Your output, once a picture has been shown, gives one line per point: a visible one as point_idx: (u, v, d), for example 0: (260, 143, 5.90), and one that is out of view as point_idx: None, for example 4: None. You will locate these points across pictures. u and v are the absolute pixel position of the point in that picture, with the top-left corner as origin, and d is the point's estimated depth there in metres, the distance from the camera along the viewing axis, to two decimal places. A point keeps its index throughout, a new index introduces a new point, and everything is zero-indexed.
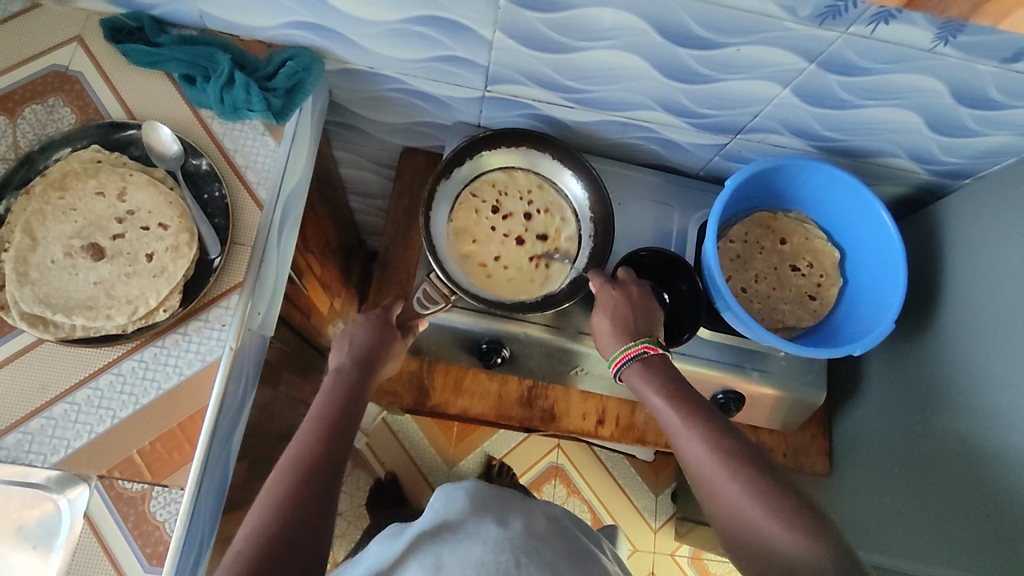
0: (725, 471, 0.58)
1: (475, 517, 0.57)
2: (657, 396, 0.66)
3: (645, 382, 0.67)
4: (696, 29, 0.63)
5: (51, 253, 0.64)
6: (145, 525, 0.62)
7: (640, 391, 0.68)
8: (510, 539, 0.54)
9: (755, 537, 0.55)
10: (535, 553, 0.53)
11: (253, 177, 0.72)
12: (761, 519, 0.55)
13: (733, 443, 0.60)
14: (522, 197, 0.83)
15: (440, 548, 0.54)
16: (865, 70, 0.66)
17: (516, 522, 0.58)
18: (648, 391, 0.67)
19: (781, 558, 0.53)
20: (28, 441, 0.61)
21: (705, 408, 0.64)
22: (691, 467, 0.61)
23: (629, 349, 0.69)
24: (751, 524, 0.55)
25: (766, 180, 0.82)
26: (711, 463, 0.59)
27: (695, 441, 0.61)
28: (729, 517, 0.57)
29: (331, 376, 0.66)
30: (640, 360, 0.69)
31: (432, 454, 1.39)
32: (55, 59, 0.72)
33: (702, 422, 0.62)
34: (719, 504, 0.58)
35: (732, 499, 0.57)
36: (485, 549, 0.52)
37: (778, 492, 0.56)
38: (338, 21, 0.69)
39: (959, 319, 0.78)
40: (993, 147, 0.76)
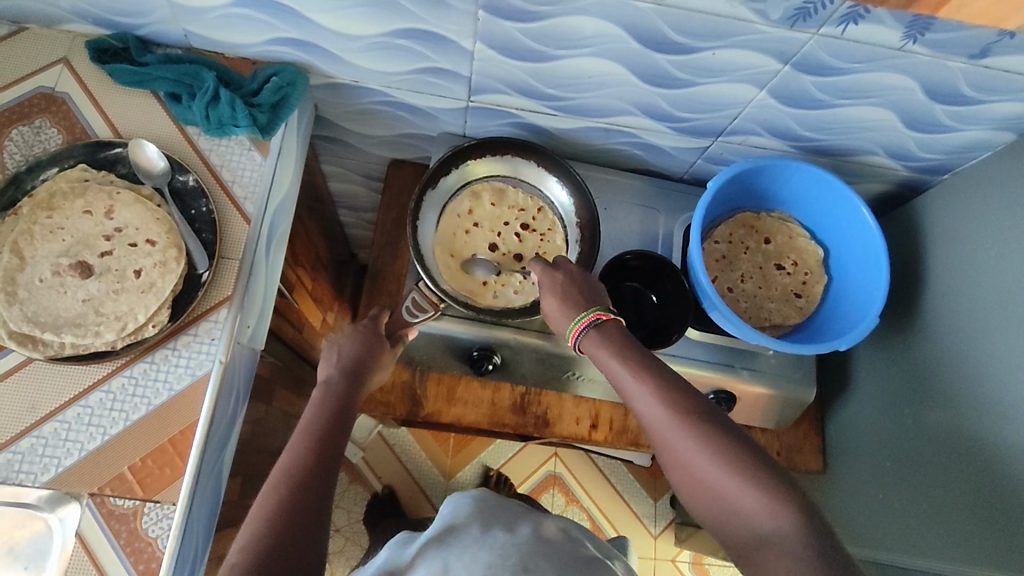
0: (687, 437, 0.57)
1: (481, 522, 0.57)
2: (615, 363, 0.64)
3: (603, 352, 0.65)
4: (672, 34, 0.64)
5: (39, 272, 0.64)
6: (137, 542, 0.62)
7: (599, 357, 0.66)
8: (517, 544, 0.54)
9: (721, 501, 0.56)
10: (541, 557, 0.53)
11: (240, 192, 0.73)
12: (724, 484, 0.55)
13: (693, 409, 0.59)
14: (532, 256, 0.84)
15: (446, 554, 0.54)
16: (839, 70, 0.67)
17: (524, 526, 0.57)
18: (606, 357, 0.64)
19: (750, 523, 0.53)
20: (18, 461, 0.61)
21: (662, 373, 0.62)
22: (654, 433, 0.60)
23: (583, 321, 0.67)
24: (715, 488, 0.56)
25: (748, 181, 0.83)
26: (673, 429, 0.58)
27: (656, 405, 0.60)
28: (693, 482, 0.57)
29: (320, 388, 0.66)
30: (595, 328, 0.67)
31: (430, 466, 1.39)
32: (42, 81, 0.73)
33: (662, 386, 0.61)
34: (682, 468, 0.58)
35: (695, 465, 0.57)
36: (490, 554, 0.52)
37: (740, 453, 0.56)
38: (321, 37, 0.71)
39: (943, 312, 0.79)
40: (969, 142, 0.78)
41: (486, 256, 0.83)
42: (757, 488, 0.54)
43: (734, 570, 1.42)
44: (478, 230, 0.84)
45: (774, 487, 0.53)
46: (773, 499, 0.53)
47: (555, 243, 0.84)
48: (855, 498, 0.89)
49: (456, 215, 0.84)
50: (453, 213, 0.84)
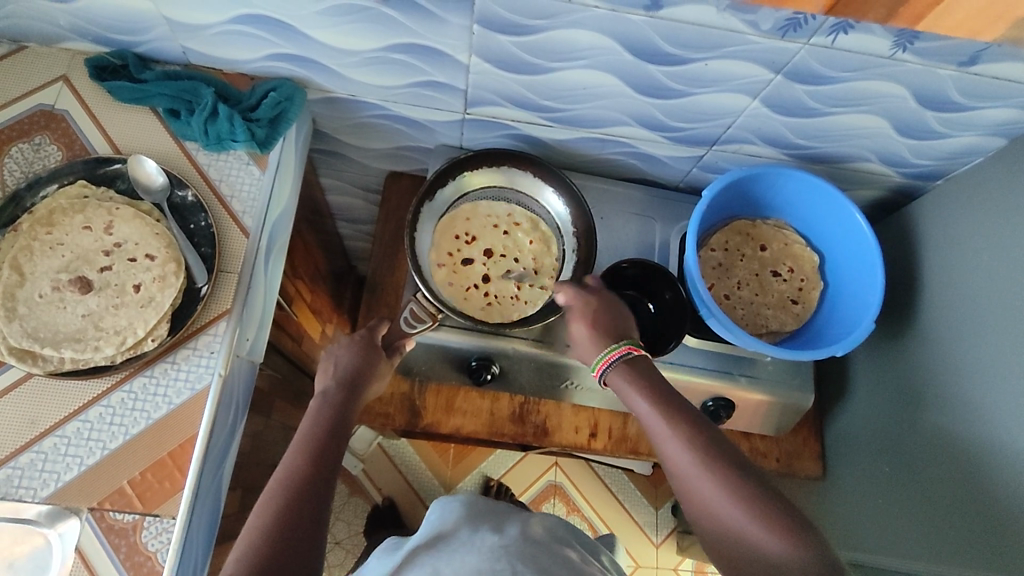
0: (716, 481, 0.58)
1: (469, 526, 0.58)
2: (646, 402, 0.64)
3: (632, 387, 0.65)
4: (664, 45, 0.65)
5: (39, 288, 0.64)
6: (137, 556, 0.61)
7: (627, 395, 0.66)
8: (506, 545, 0.55)
9: (745, 547, 0.56)
10: (531, 559, 0.53)
11: (239, 206, 0.73)
12: (751, 529, 0.55)
13: (723, 453, 0.59)
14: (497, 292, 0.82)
15: (434, 559, 0.54)
16: (830, 79, 0.68)
17: (511, 527, 0.58)
18: (636, 397, 0.65)
19: (775, 570, 0.53)
20: (18, 476, 0.61)
21: (693, 416, 0.63)
22: (682, 477, 0.60)
23: (615, 353, 0.67)
24: (741, 533, 0.56)
25: (743, 188, 0.84)
26: (705, 472, 0.59)
27: (686, 449, 0.60)
28: (719, 526, 0.57)
29: (317, 400, 0.66)
30: (626, 363, 0.67)
31: (430, 476, 1.38)
32: (42, 98, 0.73)
33: (694, 428, 0.61)
34: (709, 512, 0.58)
35: (723, 509, 0.57)
36: (480, 558, 0.53)
37: (766, 499, 0.56)
38: (318, 52, 0.71)
39: (938, 317, 0.79)
40: (962, 148, 0.78)
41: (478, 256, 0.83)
42: (782, 534, 0.54)
43: None
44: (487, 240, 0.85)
45: (798, 532, 0.54)
46: (798, 545, 0.53)
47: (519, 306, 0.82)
48: (854, 504, 0.88)
49: (506, 211, 0.86)
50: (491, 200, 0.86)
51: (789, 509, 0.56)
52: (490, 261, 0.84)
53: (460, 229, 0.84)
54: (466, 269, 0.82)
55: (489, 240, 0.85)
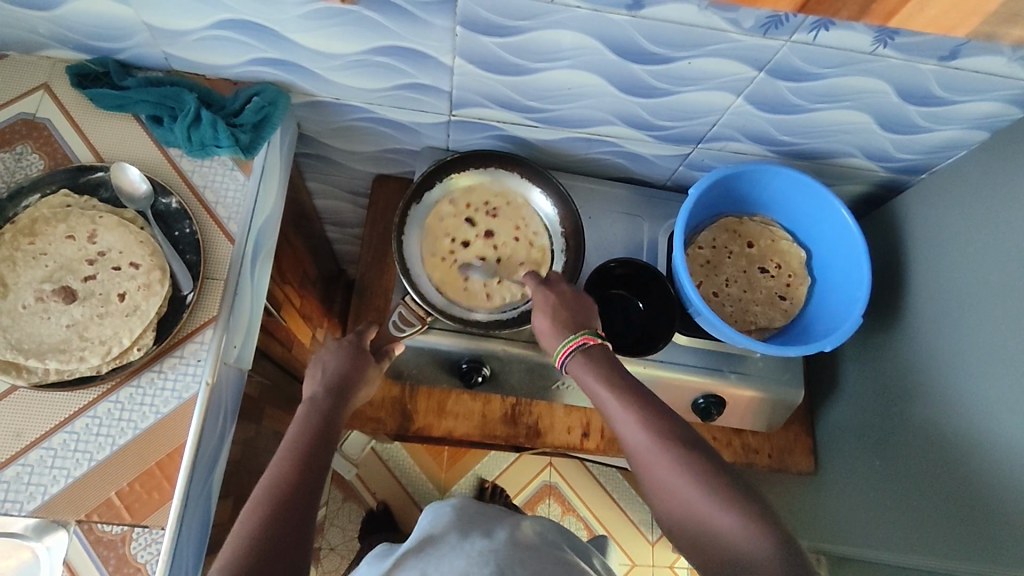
0: (671, 462, 0.58)
1: (459, 530, 0.58)
2: (602, 388, 0.64)
3: (590, 376, 0.65)
4: (647, 44, 0.65)
5: (23, 299, 0.64)
6: (126, 568, 0.61)
7: (583, 381, 0.66)
8: (494, 549, 0.55)
9: (698, 524, 0.56)
10: (519, 563, 0.54)
11: (224, 212, 0.73)
12: (705, 507, 0.56)
13: (676, 435, 0.60)
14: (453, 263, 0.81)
15: (423, 564, 0.54)
16: (813, 76, 0.69)
17: (501, 532, 0.58)
18: (592, 383, 0.65)
19: (726, 546, 0.54)
20: (4, 490, 0.61)
21: (647, 399, 0.63)
22: (639, 460, 0.61)
23: (571, 343, 0.67)
24: (695, 511, 0.56)
25: (729, 186, 0.84)
26: (659, 453, 0.59)
27: (640, 431, 0.61)
28: (673, 504, 0.58)
29: (305, 405, 0.66)
30: (582, 352, 0.67)
31: (424, 480, 1.38)
32: (22, 107, 0.73)
33: (647, 411, 0.62)
34: (664, 491, 0.58)
35: (678, 489, 0.57)
36: (467, 562, 0.53)
37: (720, 478, 0.57)
38: (301, 55, 0.71)
39: (924, 310, 0.80)
40: (945, 142, 0.79)
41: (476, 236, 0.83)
42: (736, 511, 0.55)
43: None
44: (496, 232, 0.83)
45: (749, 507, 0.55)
46: (751, 520, 0.54)
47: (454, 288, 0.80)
48: (845, 498, 0.89)
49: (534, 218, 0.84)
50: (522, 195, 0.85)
51: (739, 484, 0.57)
52: (483, 246, 0.83)
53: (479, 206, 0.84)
54: (458, 227, 0.83)
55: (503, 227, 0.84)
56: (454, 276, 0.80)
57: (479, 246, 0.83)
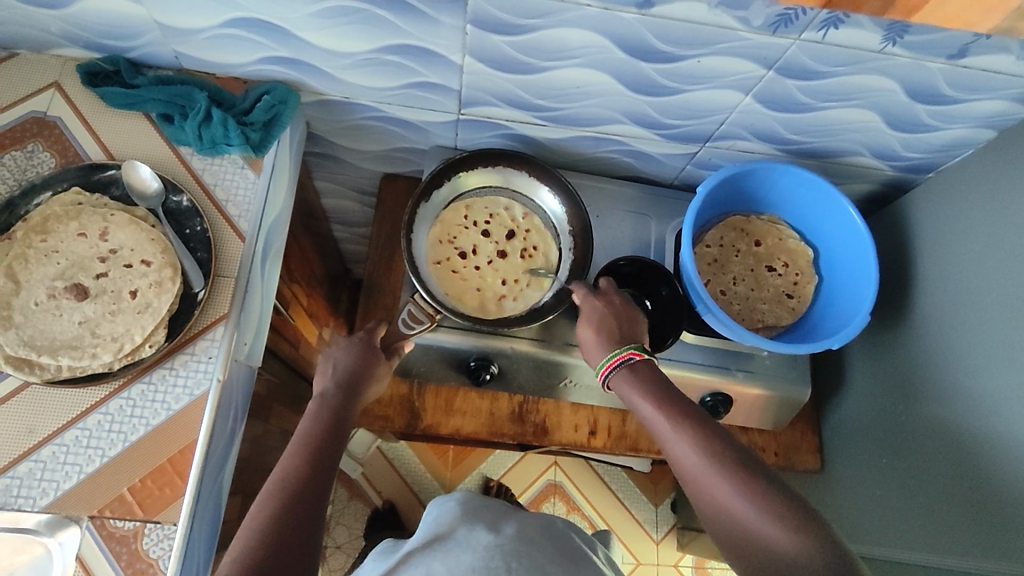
0: (720, 474, 0.59)
1: (466, 524, 0.58)
2: (648, 402, 0.66)
3: (635, 390, 0.67)
4: (657, 43, 0.66)
5: (35, 295, 0.64)
6: (138, 563, 0.61)
7: (630, 396, 0.68)
8: (501, 543, 0.55)
9: (747, 536, 0.56)
10: (528, 558, 0.54)
11: (234, 210, 0.73)
12: (753, 518, 0.56)
13: (721, 446, 0.61)
14: (466, 227, 0.85)
15: (431, 558, 0.55)
16: (821, 74, 0.69)
17: (507, 528, 0.58)
18: (639, 399, 0.67)
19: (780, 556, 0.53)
20: (17, 486, 0.61)
21: (693, 412, 0.64)
22: (683, 470, 0.62)
23: (615, 357, 0.70)
24: (745, 524, 0.56)
25: (737, 184, 0.84)
26: (707, 466, 0.59)
27: (687, 444, 0.62)
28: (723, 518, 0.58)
29: (315, 401, 0.66)
30: (627, 367, 0.69)
31: (429, 479, 1.38)
32: (33, 105, 0.73)
33: (695, 426, 0.62)
34: (713, 504, 0.59)
35: (726, 500, 0.58)
36: (474, 556, 0.53)
37: (770, 490, 0.57)
38: (311, 54, 0.71)
39: (932, 309, 0.80)
40: (952, 140, 0.79)
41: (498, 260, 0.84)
42: (783, 518, 0.55)
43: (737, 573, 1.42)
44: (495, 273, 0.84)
45: (801, 516, 0.54)
46: (797, 527, 0.54)
47: (445, 224, 0.84)
48: (853, 496, 0.89)
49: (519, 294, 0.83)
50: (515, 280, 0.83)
51: (787, 492, 0.57)
52: (486, 254, 0.84)
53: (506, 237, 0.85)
54: (496, 229, 0.85)
55: (513, 268, 0.84)
56: (445, 233, 0.84)
57: (484, 249, 0.84)
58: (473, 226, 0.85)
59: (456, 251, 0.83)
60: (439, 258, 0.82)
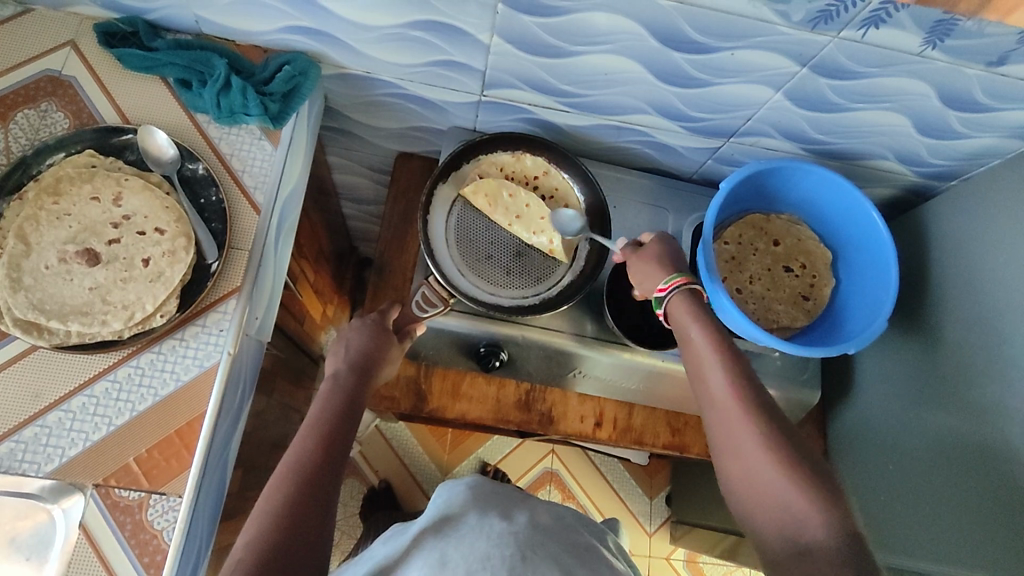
0: (752, 429, 0.56)
1: (477, 510, 0.58)
2: (700, 334, 0.62)
3: (691, 319, 0.64)
4: (691, 33, 0.64)
5: (45, 258, 0.63)
6: (143, 534, 0.61)
7: (680, 321, 0.65)
8: (515, 532, 0.54)
9: (759, 487, 0.55)
10: (540, 547, 0.54)
11: (250, 181, 0.72)
12: (775, 481, 0.54)
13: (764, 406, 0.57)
14: (527, 182, 0.83)
15: (443, 543, 0.54)
16: (855, 74, 0.67)
17: (521, 515, 0.58)
18: (692, 326, 0.63)
19: (795, 524, 0.52)
20: (22, 450, 0.60)
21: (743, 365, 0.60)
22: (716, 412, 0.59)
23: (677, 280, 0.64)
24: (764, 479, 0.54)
25: (760, 182, 0.83)
26: (742, 414, 0.57)
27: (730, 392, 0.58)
28: (738, 465, 0.56)
29: (328, 382, 0.65)
30: (688, 291, 0.65)
31: (427, 460, 1.39)
32: (48, 63, 0.71)
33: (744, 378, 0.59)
34: (731, 449, 0.57)
35: (749, 454, 0.55)
36: (489, 544, 0.52)
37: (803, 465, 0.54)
38: (335, 26, 0.70)
39: (948, 318, 0.79)
40: (979, 149, 0.78)
41: None
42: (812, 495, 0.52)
43: (727, 568, 1.43)
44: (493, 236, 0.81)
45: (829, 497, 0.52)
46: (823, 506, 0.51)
47: (519, 162, 0.83)
48: (855, 501, 0.89)
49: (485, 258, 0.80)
50: (483, 246, 0.80)
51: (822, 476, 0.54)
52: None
53: None
54: None
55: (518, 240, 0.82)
56: (509, 168, 0.83)
57: None
58: (534, 187, 0.84)
59: None
60: (484, 173, 0.82)
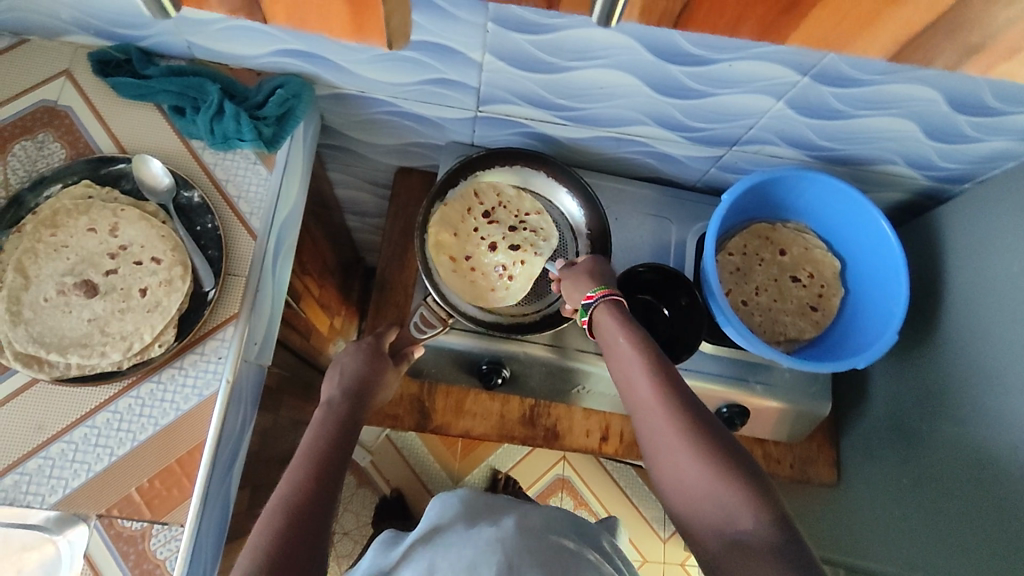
0: (674, 426, 0.56)
1: (466, 522, 0.58)
2: (623, 340, 0.63)
3: (614, 326, 0.64)
4: (686, 46, 0.62)
5: (44, 291, 0.63)
6: (146, 564, 0.61)
7: (606, 330, 0.65)
8: (503, 538, 0.54)
9: (691, 491, 0.54)
10: (527, 553, 0.53)
11: (246, 207, 0.72)
12: (702, 480, 0.53)
13: (688, 404, 0.57)
14: (515, 214, 0.84)
15: (432, 553, 0.54)
16: (859, 82, 0.65)
17: (508, 519, 0.57)
18: (616, 333, 0.64)
19: (726, 523, 0.51)
20: (26, 482, 0.61)
21: (667, 365, 0.61)
22: (643, 416, 0.59)
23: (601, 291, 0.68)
24: (691, 477, 0.54)
25: (764, 191, 0.82)
26: (665, 415, 0.57)
27: (653, 396, 0.58)
28: (672, 474, 0.55)
29: (322, 410, 0.65)
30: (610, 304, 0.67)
31: (437, 469, 1.39)
32: (45, 94, 0.72)
33: (665, 380, 0.59)
34: (661, 454, 0.56)
35: (676, 455, 0.55)
36: (476, 551, 0.52)
37: (728, 458, 0.54)
38: (325, 48, 0.69)
39: (961, 327, 0.77)
40: (992, 152, 0.75)
41: (493, 258, 0.82)
42: (740, 489, 0.52)
43: None
44: (464, 254, 0.81)
45: (757, 490, 0.52)
46: (752, 498, 0.51)
47: (519, 197, 0.84)
48: (869, 514, 0.87)
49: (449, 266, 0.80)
50: (445, 256, 0.80)
51: (749, 466, 0.54)
52: (494, 238, 0.83)
53: (501, 250, 0.82)
54: (516, 237, 0.83)
55: (485, 264, 0.82)
56: (507, 198, 0.84)
57: (493, 234, 0.83)
58: (519, 220, 0.84)
59: (489, 209, 0.84)
60: (479, 192, 0.84)
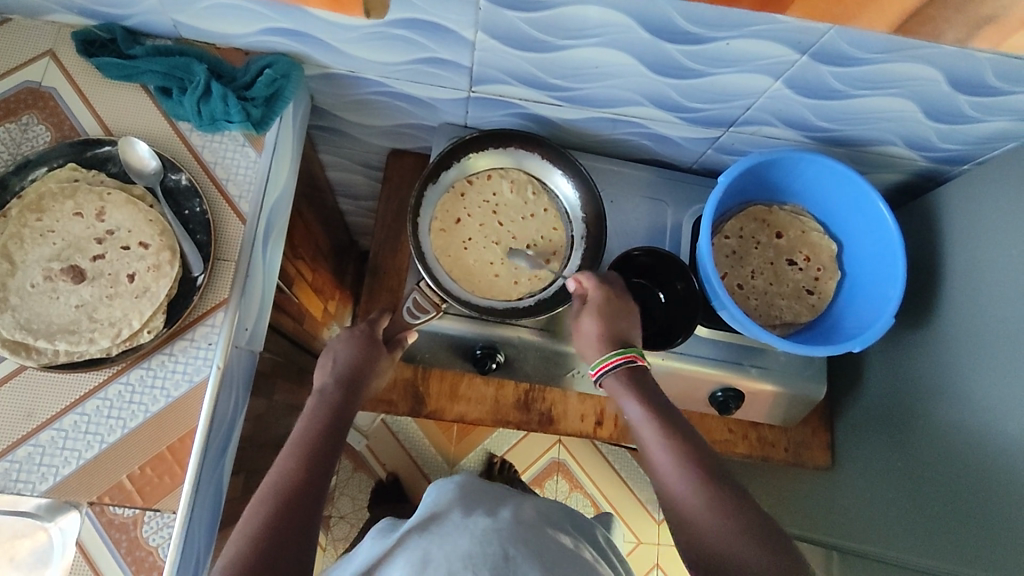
0: (700, 497, 0.58)
1: (462, 509, 0.57)
2: (637, 409, 0.65)
3: (628, 395, 0.66)
4: (683, 24, 0.61)
5: (31, 277, 0.62)
6: (138, 551, 0.61)
7: (620, 399, 0.67)
8: (497, 529, 0.53)
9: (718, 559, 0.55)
10: (522, 544, 0.52)
11: (234, 190, 0.70)
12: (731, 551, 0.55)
13: (708, 473, 0.60)
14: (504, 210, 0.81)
15: (426, 541, 0.53)
16: (858, 60, 0.64)
17: (504, 511, 0.57)
18: (628, 400, 0.66)
19: None
20: (16, 470, 0.61)
21: (685, 433, 0.63)
22: (666, 484, 0.61)
23: (613, 360, 0.68)
24: (719, 547, 0.55)
25: (761, 173, 0.80)
26: (688, 484, 0.59)
27: (675, 466, 0.61)
28: (697, 543, 0.57)
29: (314, 398, 0.65)
30: (624, 370, 0.68)
31: (433, 453, 1.39)
32: (28, 74, 0.70)
33: (684, 447, 0.62)
34: (687, 524, 0.58)
35: (704, 524, 0.57)
36: (471, 541, 0.51)
37: (753, 528, 0.56)
38: (313, 26, 0.67)
39: (957, 311, 0.77)
40: (993, 133, 0.74)
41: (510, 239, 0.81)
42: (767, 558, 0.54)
43: None
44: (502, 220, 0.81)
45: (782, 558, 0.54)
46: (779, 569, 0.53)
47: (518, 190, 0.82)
48: (862, 497, 0.88)
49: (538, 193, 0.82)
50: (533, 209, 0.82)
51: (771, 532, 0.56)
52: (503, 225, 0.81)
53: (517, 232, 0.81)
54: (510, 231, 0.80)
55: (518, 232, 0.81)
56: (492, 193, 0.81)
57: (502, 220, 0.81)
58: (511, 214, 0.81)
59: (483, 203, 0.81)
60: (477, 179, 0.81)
